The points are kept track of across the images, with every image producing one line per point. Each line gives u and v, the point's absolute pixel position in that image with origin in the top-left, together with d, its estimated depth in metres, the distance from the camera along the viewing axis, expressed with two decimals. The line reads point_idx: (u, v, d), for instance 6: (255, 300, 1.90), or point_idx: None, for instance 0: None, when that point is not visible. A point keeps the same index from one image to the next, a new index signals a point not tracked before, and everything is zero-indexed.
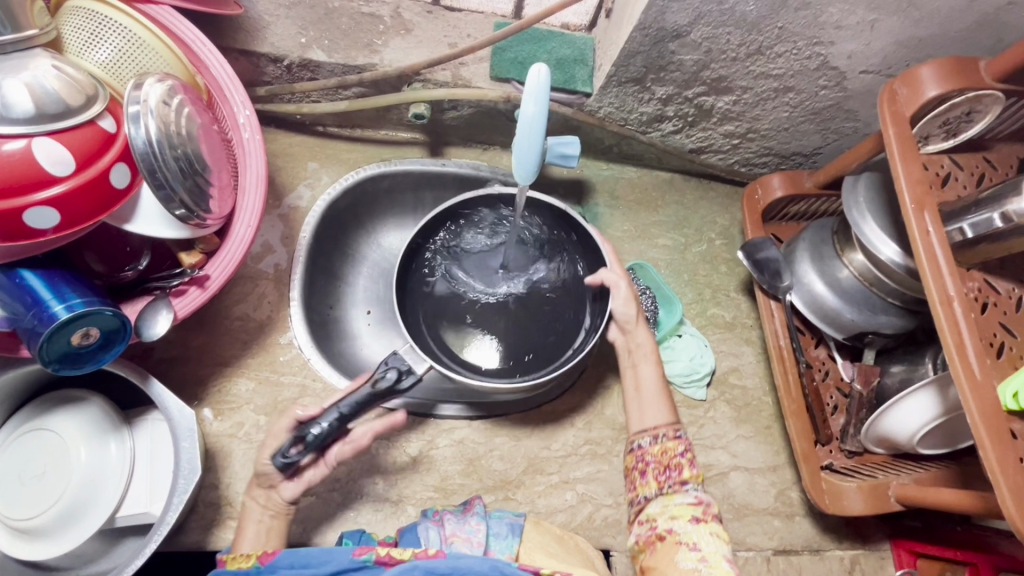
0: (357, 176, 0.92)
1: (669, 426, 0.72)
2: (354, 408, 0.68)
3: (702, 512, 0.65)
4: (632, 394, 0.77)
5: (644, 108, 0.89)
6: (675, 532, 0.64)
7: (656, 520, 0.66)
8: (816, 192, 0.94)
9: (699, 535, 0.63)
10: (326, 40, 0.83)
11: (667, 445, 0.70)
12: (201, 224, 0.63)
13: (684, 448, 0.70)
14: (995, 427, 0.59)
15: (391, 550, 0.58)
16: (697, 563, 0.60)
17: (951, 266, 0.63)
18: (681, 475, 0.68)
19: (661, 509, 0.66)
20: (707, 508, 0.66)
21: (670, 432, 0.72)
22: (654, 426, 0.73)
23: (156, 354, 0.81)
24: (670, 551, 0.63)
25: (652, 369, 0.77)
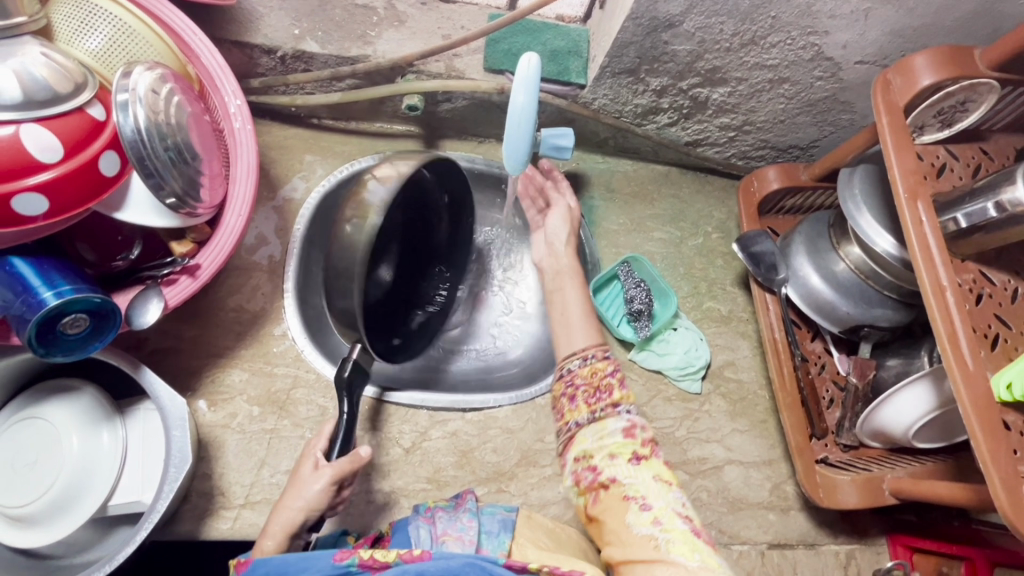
0: (352, 168, 0.93)
1: (597, 347, 0.74)
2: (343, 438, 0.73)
3: (642, 446, 0.66)
4: (559, 319, 0.79)
5: (638, 100, 0.89)
6: (621, 479, 0.63)
7: (594, 458, 0.65)
8: (812, 185, 0.94)
9: (646, 487, 0.63)
10: (319, 31, 0.83)
11: (596, 365, 0.72)
12: (192, 213, 0.63)
13: (612, 368, 0.71)
14: (987, 418, 0.59)
15: (375, 554, 0.57)
16: (653, 527, 0.59)
17: (944, 256, 0.63)
18: (612, 397, 0.69)
19: (598, 445, 0.66)
20: (642, 434, 0.66)
21: (598, 353, 0.73)
22: (582, 349, 0.74)
23: (149, 344, 0.81)
24: (620, 507, 0.62)
25: (577, 294, 0.81)
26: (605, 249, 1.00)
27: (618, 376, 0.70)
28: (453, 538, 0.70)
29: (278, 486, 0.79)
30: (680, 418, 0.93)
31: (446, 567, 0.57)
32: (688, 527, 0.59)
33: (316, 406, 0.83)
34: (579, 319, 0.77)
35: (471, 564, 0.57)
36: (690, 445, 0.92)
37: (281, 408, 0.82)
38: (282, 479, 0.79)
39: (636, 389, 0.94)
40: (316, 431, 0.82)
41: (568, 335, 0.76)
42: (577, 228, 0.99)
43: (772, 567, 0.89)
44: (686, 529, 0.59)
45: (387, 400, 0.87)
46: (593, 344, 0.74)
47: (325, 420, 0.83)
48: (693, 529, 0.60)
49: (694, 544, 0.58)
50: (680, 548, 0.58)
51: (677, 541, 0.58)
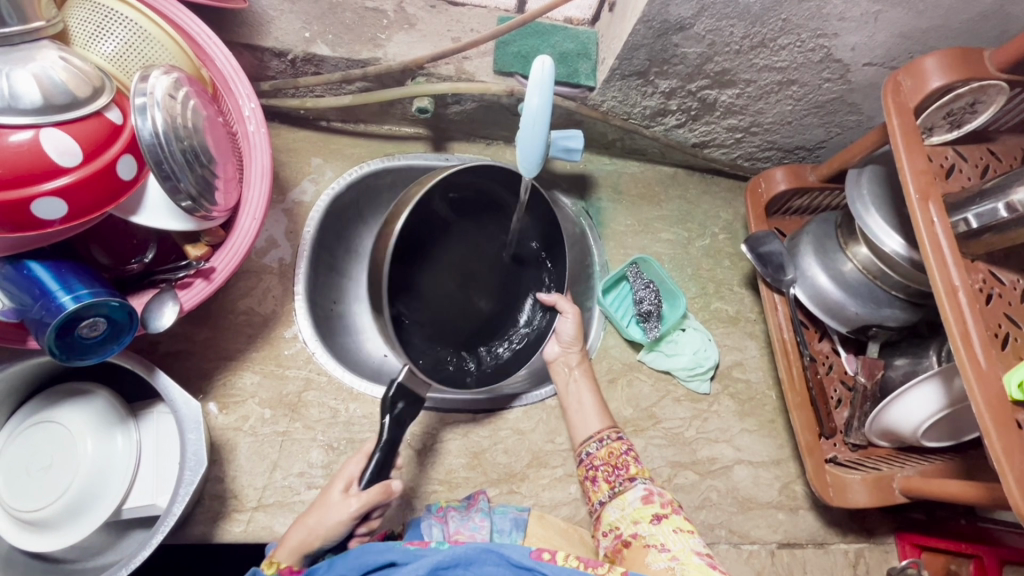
0: (360, 171, 0.95)
1: (608, 430, 0.82)
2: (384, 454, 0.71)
3: (660, 507, 0.72)
4: (573, 408, 0.86)
5: (647, 102, 0.89)
6: (641, 533, 0.71)
7: (620, 527, 0.73)
8: (820, 186, 0.94)
9: (665, 535, 0.69)
10: (330, 34, 0.83)
11: (612, 446, 0.80)
12: (207, 216, 0.63)
13: (627, 446, 0.80)
14: (1000, 417, 0.59)
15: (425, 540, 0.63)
16: (669, 562, 0.66)
17: (956, 256, 0.63)
18: (629, 472, 0.77)
19: (622, 516, 0.74)
20: (660, 497, 0.74)
21: (611, 434, 0.82)
22: (597, 432, 0.83)
23: (161, 347, 0.81)
24: (641, 553, 0.69)
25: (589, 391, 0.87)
26: (613, 250, 1.01)
27: (632, 456, 0.79)
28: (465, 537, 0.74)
29: (291, 489, 0.79)
30: (689, 418, 0.94)
31: (462, 554, 0.59)
32: (703, 561, 0.65)
33: (328, 408, 0.84)
34: (588, 404, 0.85)
35: (486, 548, 0.59)
36: (699, 445, 0.93)
37: (293, 411, 0.82)
38: (295, 482, 0.79)
39: (645, 390, 0.94)
40: (328, 434, 0.82)
41: (581, 420, 0.85)
42: (586, 230, 1.00)
43: (782, 567, 0.89)
44: (702, 563, 0.65)
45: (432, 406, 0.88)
46: (607, 428, 0.83)
47: (337, 422, 0.83)
48: (709, 563, 0.65)
49: (707, 571, 0.64)
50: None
51: (692, 571, 0.65)
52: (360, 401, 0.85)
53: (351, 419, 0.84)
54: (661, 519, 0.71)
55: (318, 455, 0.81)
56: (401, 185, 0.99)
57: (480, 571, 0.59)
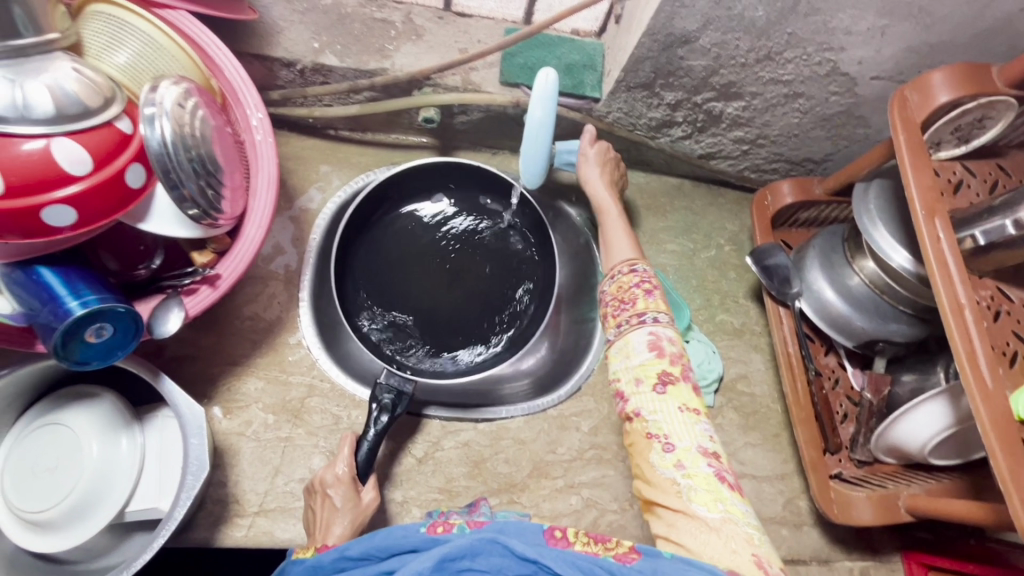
0: (367, 179, 0.96)
1: (626, 262, 0.77)
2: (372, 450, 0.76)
3: (668, 368, 0.68)
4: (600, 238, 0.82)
5: (652, 114, 0.89)
6: (646, 415, 0.67)
7: (623, 383, 0.70)
8: (827, 199, 0.94)
9: (670, 426, 0.66)
10: (338, 44, 0.84)
11: (622, 281, 0.76)
12: (214, 224, 0.64)
13: (638, 280, 0.75)
14: (1006, 436, 0.58)
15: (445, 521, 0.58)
16: (675, 471, 0.64)
17: (962, 273, 0.62)
18: (637, 308, 0.72)
19: (625, 369, 0.70)
20: (670, 354, 0.69)
21: (625, 268, 0.76)
22: (614, 266, 0.78)
23: (167, 352, 0.82)
24: (645, 446, 0.66)
25: (615, 217, 0.84)
26: None
27: (645, 290, 0.74)
28: None
29: (293, 494, 0.80)
30: None
31: (466, 545, 0.52)
32: (711, 470, 0.63)
33: (330, 415, 0.84)
34: (617, 235, 0.81)
35: (490, 539, 0.53)
36: None
37: (295, 417, 0.83)
38: (297, 487, 0.80)
39: None
40: (330, 440, 0.83)
41: (612, 250, 0.80)
42: (590, 240, 1.01)
43: None
44: (709, 472, 0.63)
45: (426, 415, 0.88)
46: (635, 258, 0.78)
47: (339, 429, 0.83)
48: (716, 474, 0.63)
49: (716, 489, 0.62)
50: (702, 497, 0.62)
51: (698, 485, 0.62)
52: (361, 408, 0.85)
53: (353, 425, 0.84)
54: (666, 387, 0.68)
55: (319, 461, 0.82)
56: None
57: (487, 563, 0.52)
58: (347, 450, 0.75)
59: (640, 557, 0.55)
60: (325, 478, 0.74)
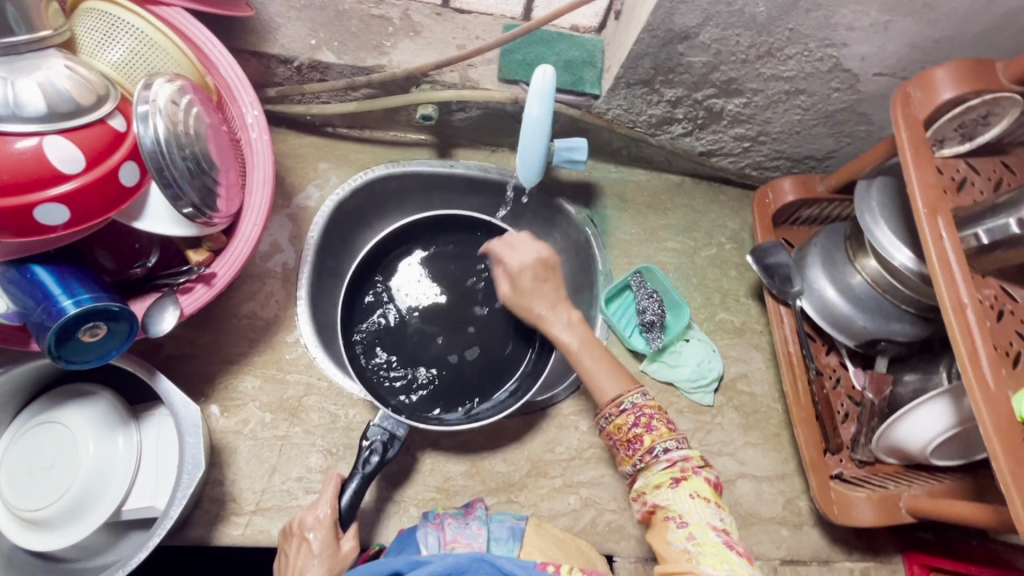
0: (365, 177, 0.95)
1: (613, 403, 0.74)
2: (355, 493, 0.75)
3: (680, 471, 0.71)
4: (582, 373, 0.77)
5: (652, 111, 0.88)
6: (660, 502, 0.71)
7: (644, 492, 0.72)
8: (829, 197, 0.93)
9: (684, 508, 0.69)
10: (335, 41, 0.83)
11: (618, 421, 0.73)
12: (209, 222, 0.64)
13: (634, 419, 0.73)
14: (1008, 438, 0.58)
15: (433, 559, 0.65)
16: (687, 543, 0.67)
17: (965, 272, 0.62)
18: (645, 444, 0.72)
19: (645, 483, 0.72)
20: (682, 466, 0.71)
21: (615, 409, 0.74)
22: (608, 402, 0.75)
23: (165, 350, 0.82)
24: (663, 528, 0.70)
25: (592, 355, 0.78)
26: (616, 259, 1.00)
27: (645, 423, 0.73)
28: (462, 544, 0.72)
29: (290, 493, 0.80)
30: (692, 430, 0.93)
31: (453, 564, 0.60)
32: (720, 539, 0.67)
33: (327, 413, 0.84)
34: (597, 365, 0.77)
35: (477, 558, 0.60)
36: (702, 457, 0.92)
37: (292, 415, 0.83)
38: (294, 486, 0.80)
39: None
40: (327, 439, 0.83)
41: (598, 382, 0.76)
42: (591, 237, 0.99)
43: None
44: (719, 541, 0.67)
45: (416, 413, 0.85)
46: (626, 390, 0.75)
47: (336, 428, 0.83)
48: (725, 542, 0.67)
49: (725, 555, 0.65)
50: (710, 559, 0.66)
51: (708, 552, 0.66)
52: (359, 407, 0.85)
53: (350, 424, 0.84)
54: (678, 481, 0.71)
55: (316, 460, 0.81)
56: (406, 190, 1.01)
57: None
58: (332, 492, 0.74)
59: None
60: (304, 521, 0.72)
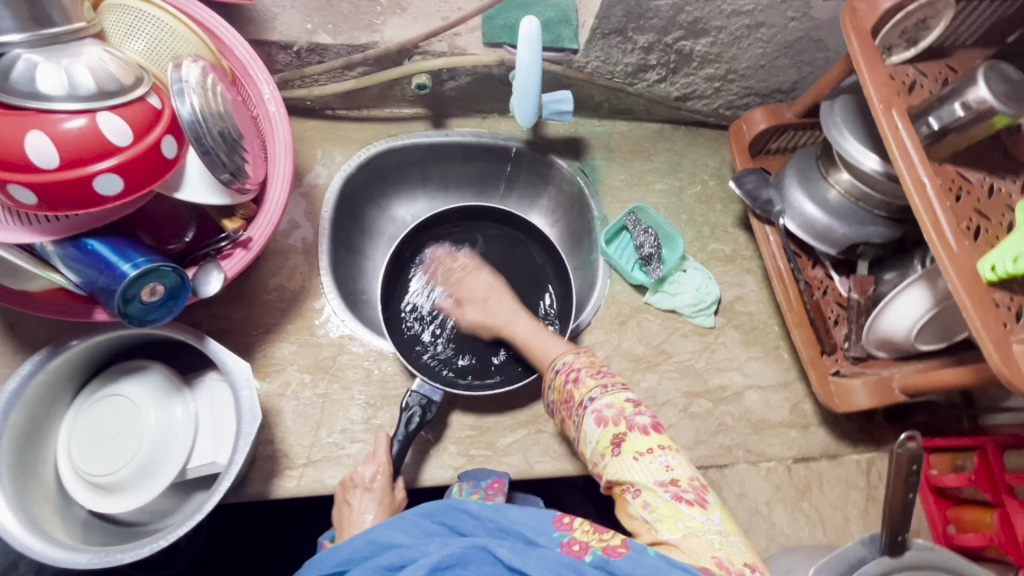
0: (368, 153, 1.02)
1: (562, 354, 0.86)
2: (401, 447, 0.82)
3: (618, 431, 0.74)
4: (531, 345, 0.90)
5: (628, 59, 0.96)
6: (611, 476, 0.73)
7: (597, 460, 0.75)
8: (798, 122, 1.01)
9: (633, 469, 0.71)
10: (329, 24, 0.90)
11: (557, 384, 0.82)
12: (242, 188, 0.70)
13: (564, 376, 0.81)
14: (974, 291, 0.66)
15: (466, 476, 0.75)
16: (643, 512, 0.69)
17: (920, 155, 0.70)
18: (578, 397, 0.78)
19: (594, 453, 0.75)
20: (612, 417, 0.74)
21: (552, 373, 0.84)
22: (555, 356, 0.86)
23: (203, 327, 0.88)
24: (622, 501, 0.72)
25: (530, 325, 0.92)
26: (610, 204, 1.07)
27: (574, 379, 0.80)
28: None
29: (336, 445, 0.86)
30: (698, 351, 1.00)
31: (458, 554, 0.62)
32: (670, 497, 0.69)
33: (361, 368, 0.90)
34: (544, 337, 0.90)
35: (479, 548, 0.62)
36: (710, 374, 0.99)
37: (329, 373, 0.89)
38: (339, 438, 0.86)
39: (654, 329, 1.00)
40: (364, 392, 0.89)
41: (544, 348, 0.88)
42: (584, 188, 1.07)
43: (799, 480, 0.95)
44: (669, 499, 0.69)
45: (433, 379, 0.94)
46: (560, 353, 0.85)
47: (372, 380, 0.90)
48: (676, 498, 0.69)
49: (677, 511, 0.68)
50: (665, 524, 0.68)
51: (663, 515, 0.68)
52: (390, 360, 0.91)
53: (383, 377, 0.90)
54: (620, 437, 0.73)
55: (357, 412, 0.88)
56: (407, 163, 1.08)
57: (478, 569, 0.62)
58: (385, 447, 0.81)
59: (628, 550, 0.63)
60: (360, 474, 0.80)
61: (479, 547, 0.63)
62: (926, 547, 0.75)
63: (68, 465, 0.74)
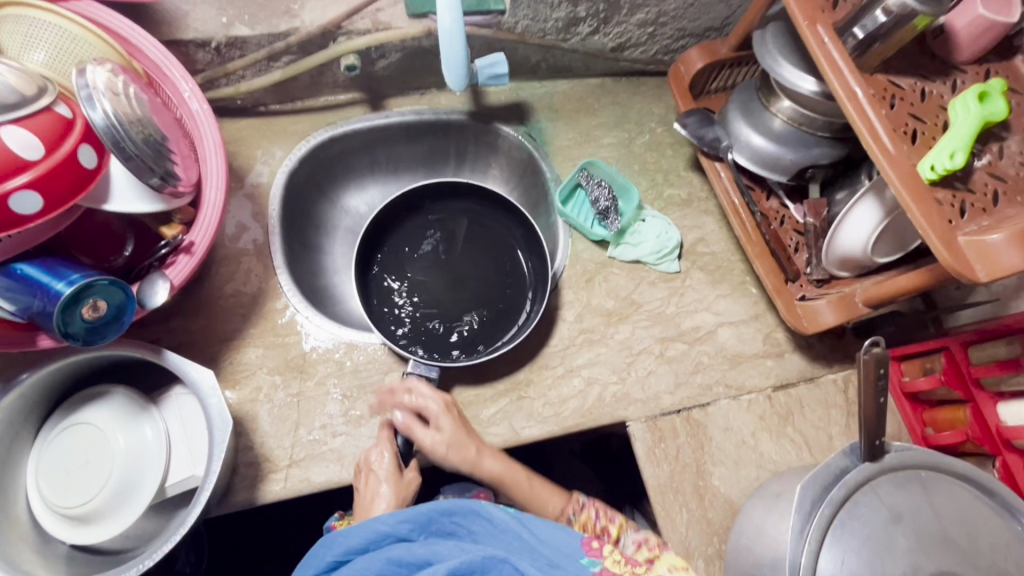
0: (308, 145, 0.99)
1: (571, 503, 0.85)
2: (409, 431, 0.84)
3: (649, 550, 0.75)
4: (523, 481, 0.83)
5: (557, 14, 0.96)
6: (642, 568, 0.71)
7: None
8: (733, 56, 1.01)
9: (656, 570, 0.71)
10: (246, 15, 0.87)
11: (582, 519, 0.83)
12: (175, 192, 0.68)
13: (596, 513, 0.83)
14: (916, 190, 0.67)
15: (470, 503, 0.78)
16: None
17: (850, 65, 0.70)
18: (612, 534, 0.81)
19: None
20: (647, 541, 0.76)
21: (575, 507, 0.84)
22: (561, 510, 0.84)
23: (163, 343, 0.86)
24: None
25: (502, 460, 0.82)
26: (562, 164, 1.06)
27: (605, 515, 0.83)
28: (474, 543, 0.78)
29: (319, 441, 0.84)
30: (667, 297, 1.01)
31: (477, 562, 0.66)
32: None
33: (333, 362, 0.89)
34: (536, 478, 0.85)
35: (500, 560, 0.66)
36: (682, 318, 1.00)
37: (301, 371, 0.87)
38: (320, 434, 0.85)
39: (621, 281, 1.00)
40: (339, 385, 0.87)
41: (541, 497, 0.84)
42: (533, 152, 1.06)
43: (780, 407, 0.97)
44: None
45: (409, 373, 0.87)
46: (567, 501, 0.85)
47: (345, 372, 0.88)
48: None
49: None
50: None
51: None
52: (361, 350, 0.90)
53: (356, 367, 0.89)
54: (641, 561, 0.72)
55: (335, 406, 0.86)
56: (352, 151, 1.06)
57: None
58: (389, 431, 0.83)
59: None
60: (369, 456, 0.81)
61: (499, 558, 0.66)
62: (903, 449, 0.77)
63: (39, 501, 0.71)
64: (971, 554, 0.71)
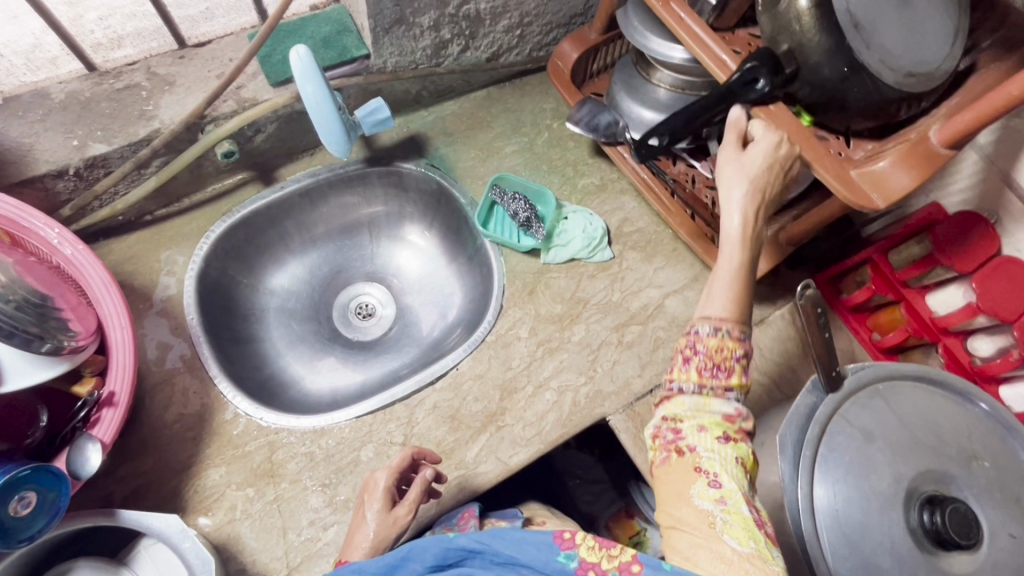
0: (209, 242, 0.94)
1: (733, 321, 0.66)
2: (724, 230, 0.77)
3: (732, 430, 0.63)
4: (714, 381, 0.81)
5: (422, 43, 0.95)
6: (700, 450, 0.62)
7: (682, 422, 0.64)
8: (604, 39, 1.03)
9: (722, 466, 0.60)
10: (97, 131, 0.81)
11: (723, 341, 0.65)
12: (74, 348, 0.64)
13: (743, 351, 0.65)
14: (801, 137, 0.70)
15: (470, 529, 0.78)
16: (715, 504, 0.58)
17: (711, 35, 0.73)
18: (727, 380, 0.65)
19: (692, 411, 0.64)
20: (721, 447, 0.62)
21: (735, 328, 0.65)
22: (719, 318, 0.66)
23: (116, 495, 0.80)
24: (689, 476, 0.61)
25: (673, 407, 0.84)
26: (472, 185, 1.04)
27: (711, 369, 0.65)
28: None
29: (312, 540, 0.81)
30: (609, 286, 1.01)
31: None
32: (752, 515, 0.58)
33: (303, 455, 0.85)
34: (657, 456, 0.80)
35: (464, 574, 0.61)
36: (629, 300, 0.99)
37: (272, 476, 0.83)
38: (311, 532, 0.81)
39: (563, 283, 1.00)
40: (315, 476, 0.84)
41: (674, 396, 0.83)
42: (440, 181, 1.03)
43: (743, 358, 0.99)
44: (750, 516, 0.58)
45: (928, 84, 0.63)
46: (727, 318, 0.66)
47: (319, 462, 0.85)
48: (755, 519, 0.58)
49: (754, 531, 0.57)
50: (736, 530, 0.56)
51: (736, 522, 0.57)
52: (328, 434, 0.87)
53: (328, 453, 0.86)
54: (692, 361, 0.66)
55: (318, 498, 0.83)
56: (257, 231, 1.00)
57: None
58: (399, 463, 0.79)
59: (642, 568, 0.55)
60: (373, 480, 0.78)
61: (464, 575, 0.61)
62: (859, 370, 0.81)
63: None
64: (941, 446, 0.76)
